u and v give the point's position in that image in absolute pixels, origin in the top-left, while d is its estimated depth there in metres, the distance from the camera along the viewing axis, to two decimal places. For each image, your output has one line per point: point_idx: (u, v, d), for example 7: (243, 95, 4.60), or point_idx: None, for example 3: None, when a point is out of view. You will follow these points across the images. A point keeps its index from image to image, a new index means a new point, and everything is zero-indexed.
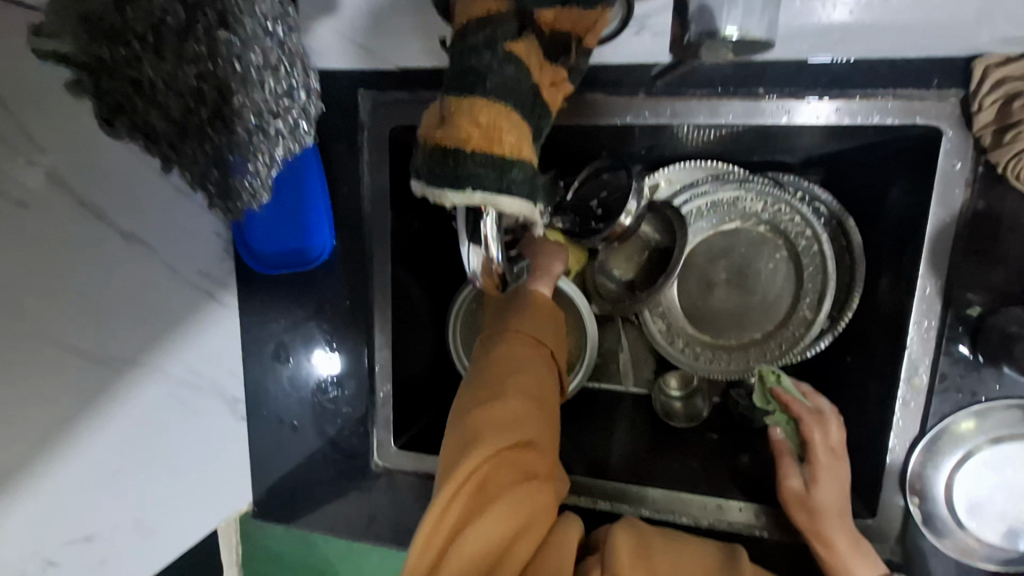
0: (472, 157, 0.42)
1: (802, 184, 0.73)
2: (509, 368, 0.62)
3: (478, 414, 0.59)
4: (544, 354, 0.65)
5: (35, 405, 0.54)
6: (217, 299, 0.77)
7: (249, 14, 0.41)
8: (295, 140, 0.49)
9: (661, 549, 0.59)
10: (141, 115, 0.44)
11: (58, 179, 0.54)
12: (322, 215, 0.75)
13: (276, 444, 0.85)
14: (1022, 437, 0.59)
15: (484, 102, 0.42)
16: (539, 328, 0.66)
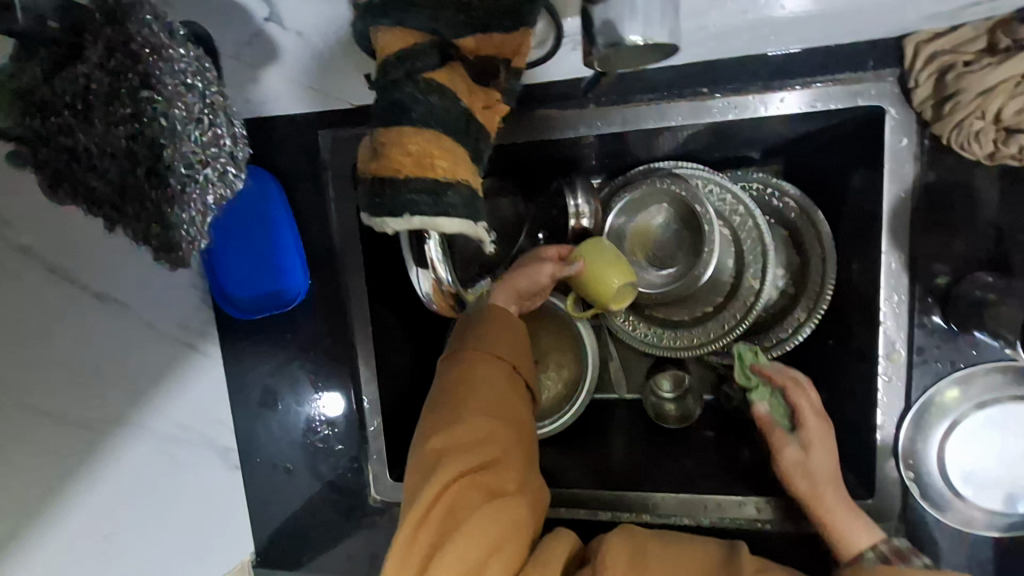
0: (406, 184, 0.43)
1: (767, 180, 0.78)
2: (467, 388, 0.63)
3: (439, 439, 0.61)
4: (503, 368, 0.65)
5: (19, 477, 0.54)
6: (199, 350, 0.77)
7: (171, 74, 0.41)
8: (229, 187, 0.45)
9: (653, 557, 0.59)
10: (79, 183, 0.41)
11: (25, 250, 0.55)
12: (296, 256, 0.76)
13: (272, 490, 0.84)
14: (1006, 399, 0.59)
15: (414, 131, 0.44)
16: (493, 343, 0.66)
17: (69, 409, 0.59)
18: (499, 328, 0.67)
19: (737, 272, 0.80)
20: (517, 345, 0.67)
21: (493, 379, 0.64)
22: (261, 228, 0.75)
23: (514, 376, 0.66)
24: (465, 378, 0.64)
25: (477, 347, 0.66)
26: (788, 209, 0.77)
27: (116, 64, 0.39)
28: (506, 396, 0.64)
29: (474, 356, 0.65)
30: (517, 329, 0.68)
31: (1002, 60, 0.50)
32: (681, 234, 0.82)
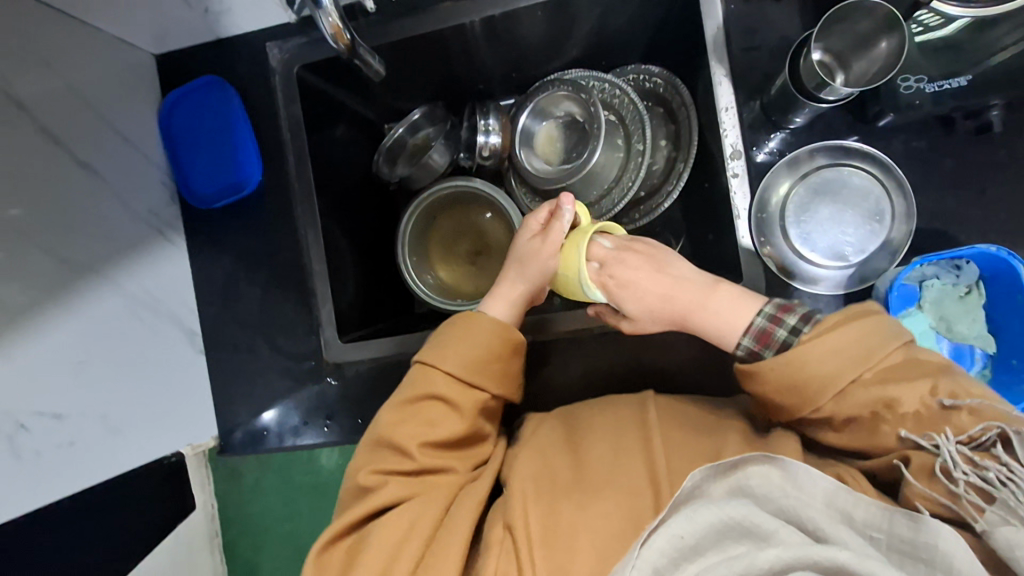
0: None
1: (637, 69, 0.97)
2: (425, 397, 0.68)
3: (374, 472, 0.65)
4: (463, 389, 0.68)
5: (19, 282, 0.63)
6: (164, 238, 0.89)
7: None
8: None
9: (572, 499, 0.59)
10: None
11: (25, 105, 0.66)
12: (252, 150, 0.90)
13: (237, 370, 0.94)
14: (822, 174, 0.74)
15: None
16: (429, 354, 0.70)
17: (57, 246, 0.69)
18: (468, 342, 0.69)
19: (626, 145, 0.96)
20: (479, 354, 0.69)
21: (451, 403, 0.68)
22: (222, 130, 0.90)
23: (477, 403, 0.69)
24: (424, 393, 0.68)
25: (438, 357, 0.69)
26: (658, 86, 0.96)
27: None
28: (460, 427, 0.67)
29: (434, 373, 0.69)
30: (495, 334, 0.70)
31: None
32: (577, 127, 1.00)
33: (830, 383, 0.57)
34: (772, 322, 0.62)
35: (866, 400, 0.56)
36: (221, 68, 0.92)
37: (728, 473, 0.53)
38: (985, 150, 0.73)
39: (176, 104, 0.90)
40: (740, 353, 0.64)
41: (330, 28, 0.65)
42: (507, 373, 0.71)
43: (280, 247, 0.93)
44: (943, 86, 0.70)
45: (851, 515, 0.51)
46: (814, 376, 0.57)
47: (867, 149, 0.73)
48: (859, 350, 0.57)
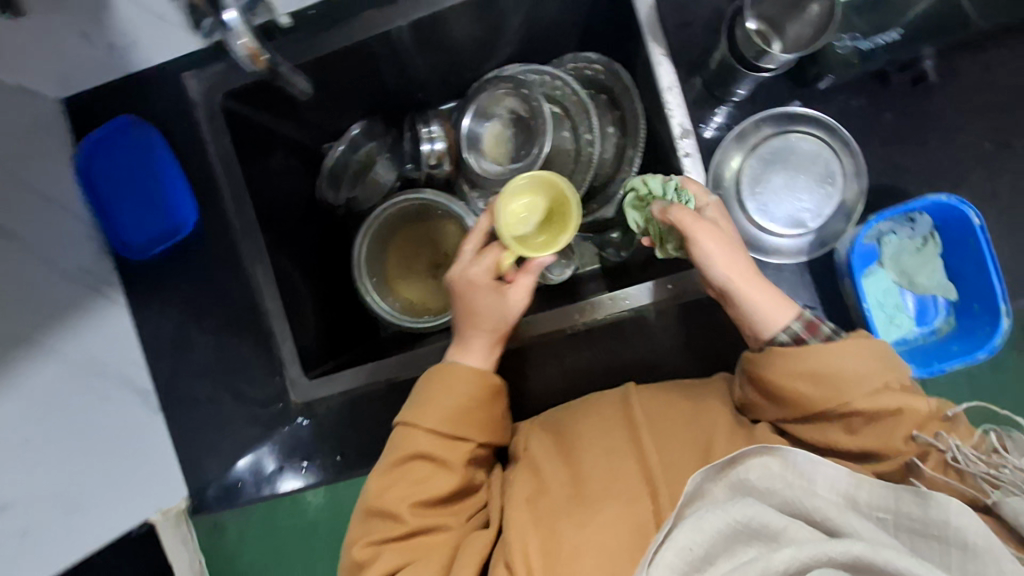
0: None
1: (575, 57, 0.95)
2: (411, 458, 0.65)
3: (369, 545, 0.63)
4: (449, 446, 0.65)
5: None
6: (102, 295, 0.83)
7: None
8: None
9: (568, 524, 0.57)
10: None
11: None
12: (183, 191, 0.84)
13: (202, 422, 0.88)
14: (768, 144, 0.74)
15: None
16: (406, 414, 0.67)
17: None
18: (443, 397, 0.66)
19: (574, 137, 0.95)
20: (461, 406, 0.66)
21: (439, 463, 0.65)
22: (147, 173, 0.84)
23: (465, 456, 0.66)
24: (408, 454, 0.65)
25: (416, 414, 0.66)
26: (599, 73, 0.94)
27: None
28: (452, 482, 0.65)
29: (416, 432, 0.66)
30: (474, 380, 0.68)
31: None
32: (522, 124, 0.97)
33: (846, 379, 0.58)
34: (812, 324, 0.62)
35: (873, 390, 0.58)
36: (138, 106, 0.86)
37: (725, 476, 0.53)
38: (922, 99, 0.74)
39: (92, 151, 0.82)
40: (786, 337, 0.60)
41: (245, 52, 0.62)
42: (494, 418, 0.69)
43: (229, 288, 0.87)
44: (876, 42, 0.69)
45: (856, 499, 0.52)
46: (850, 372, 0.57)
47: (813, 115, 0.73)
48: (881, 360, 0.58)
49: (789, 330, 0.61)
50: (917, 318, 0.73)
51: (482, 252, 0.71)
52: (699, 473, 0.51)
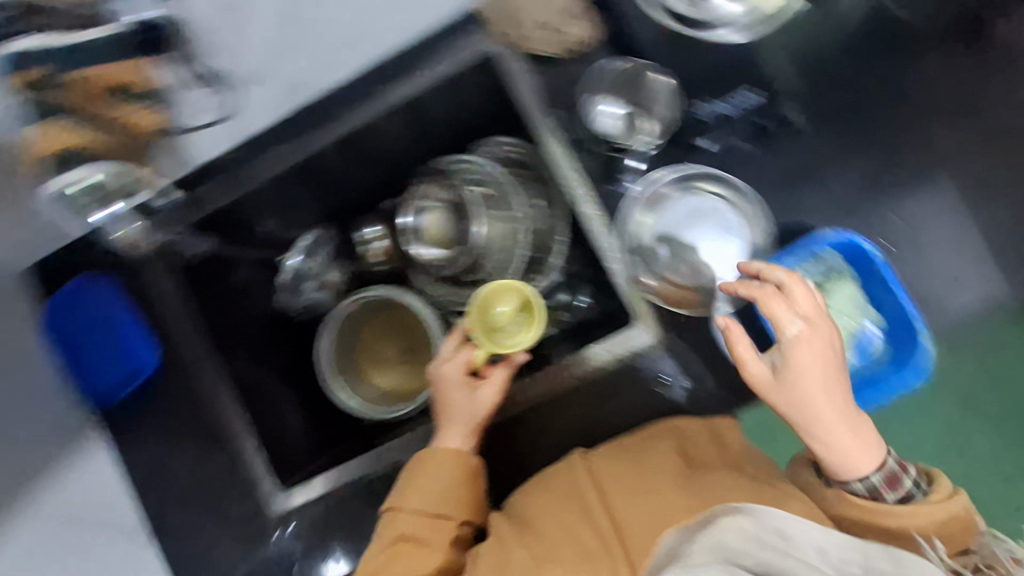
0: None
1: (491, 141, 0.98)
2: (399, 543, 0.75)
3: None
4: (432, 525, 0.76)
5: None
6: (74, 445, 0.87)
7: None
8: None
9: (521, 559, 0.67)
10: None
11: None
12: (139, 333, 0.91)
13: (184, 553, 0.89)
14: (669, 207, 0.85)
15: None
16: (400, 497, 0.78)
17: None
18: (425, 480, 0.78)
19: (507, 216, 0.96)
20: (445, 486, 0.78)
21: (426, 543, 0.75)
22: (105, 323, 0.90)
23: (447, 536, 0.76)
24: (399, 538, 0.76)
25: (402, 499, 0.78)
26: (519, 152, 0.96)
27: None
28: (437, 560, 0.74)
29: (400, 513, 0.77)
30: (453, 465, 0.79)
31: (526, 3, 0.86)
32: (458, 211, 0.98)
33: (851, 416, 0.68)
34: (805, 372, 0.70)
35: (857, 426, 0.68)
36: (99, 259, 0.93)
37: (707, 533, 0.58)
38: (789, 146, 0.81)
39: (58, 309, 0.90)
40: (860, 487, 0.68)
41: None
42: (474, 498, 0.79)
43: (195, 416, 0.92)
44: (728, 104, 0.82)
45: (827, 553, 0.57)
46: (827, 428, 0.68)
47: (704, 173, 0.83)
48: (866, 427, 0.68)
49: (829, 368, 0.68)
50: (854, 351, 0.83)
51: (459, 349, 0.85)
52: (690, 543, 0.56)
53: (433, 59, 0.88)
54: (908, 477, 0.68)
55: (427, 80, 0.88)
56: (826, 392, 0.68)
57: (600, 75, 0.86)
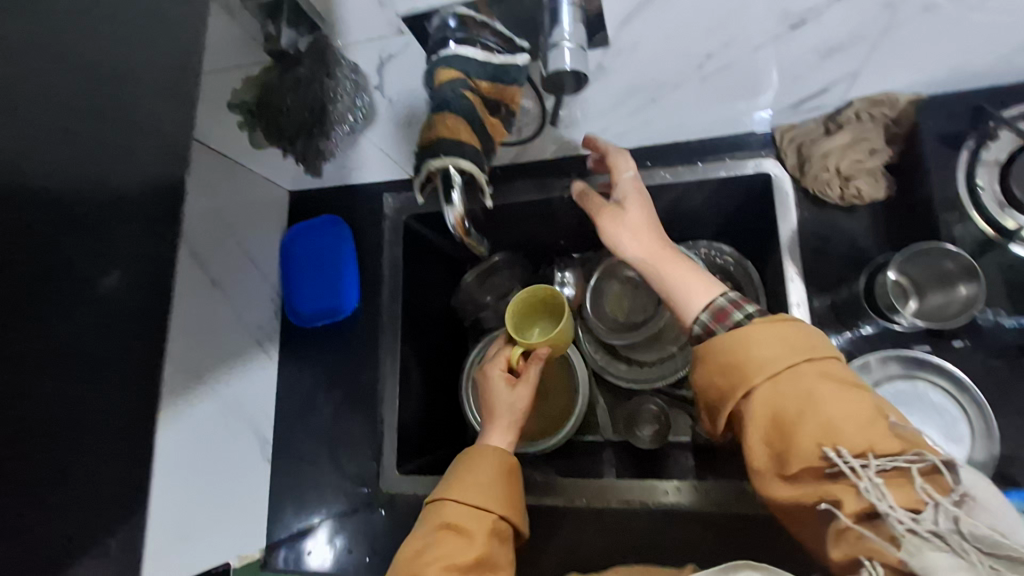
0: (442, 142, 0.61)
1: (708, 243, 1.00)
2: (441, 529, 0.71)
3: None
4: (476, 515, 0.72)
5: None
6: (263, 349, 0.98)
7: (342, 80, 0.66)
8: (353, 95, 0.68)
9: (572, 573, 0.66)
10: (279, 113, 0.67)
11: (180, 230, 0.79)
12: (354, 281, 1.01)
13: (296, 486, 0.97)
14: (895, 379, 0.75)
15: (451, 117, 0.61)
16: (444, 488, 0.76)
17: (178, 354, 0.78)
18: (473, 473, 0.76)
19: None
20: (488, 478, 0.76)
21: (465, 533, 0.70)
22: (332, 259, 1.01)
23: (486, 527, 0.71)
24: (442, 526, 0.71)
25: (451, 490, 0.75)
26: (728, 263, 0.98)
27: (312, 65, 0.64)
28: (476, 552, 0.68)
29: (445, 503, 0.74)
30: (495, 461, 0.78)
31: (832, 137, 0.77)
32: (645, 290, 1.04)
33: (790, 380, 0.55)
34: (732, 304, 0.62)
35: (847, 405, 0.52)
36: (346, 208, 1.05)
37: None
38: None
39: (299, 233, 1.03)
40: None
41: (452, 218, 0.62)
42: (513, 494, 0.76)
43: (356, 371, 1.00)
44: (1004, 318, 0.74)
45: None
46: (752, 357, 0.57)
47: (943, 364, 0.73)
48: (794, 340, 0.57)
49: (725, 295, 0.63)
50: None
51: (499, 351, 0.88)
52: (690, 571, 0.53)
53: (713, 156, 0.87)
54: (861, 483, 0.49)
55: (697, 179, 0.86)
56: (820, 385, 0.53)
57: (934, 257, 0.72)
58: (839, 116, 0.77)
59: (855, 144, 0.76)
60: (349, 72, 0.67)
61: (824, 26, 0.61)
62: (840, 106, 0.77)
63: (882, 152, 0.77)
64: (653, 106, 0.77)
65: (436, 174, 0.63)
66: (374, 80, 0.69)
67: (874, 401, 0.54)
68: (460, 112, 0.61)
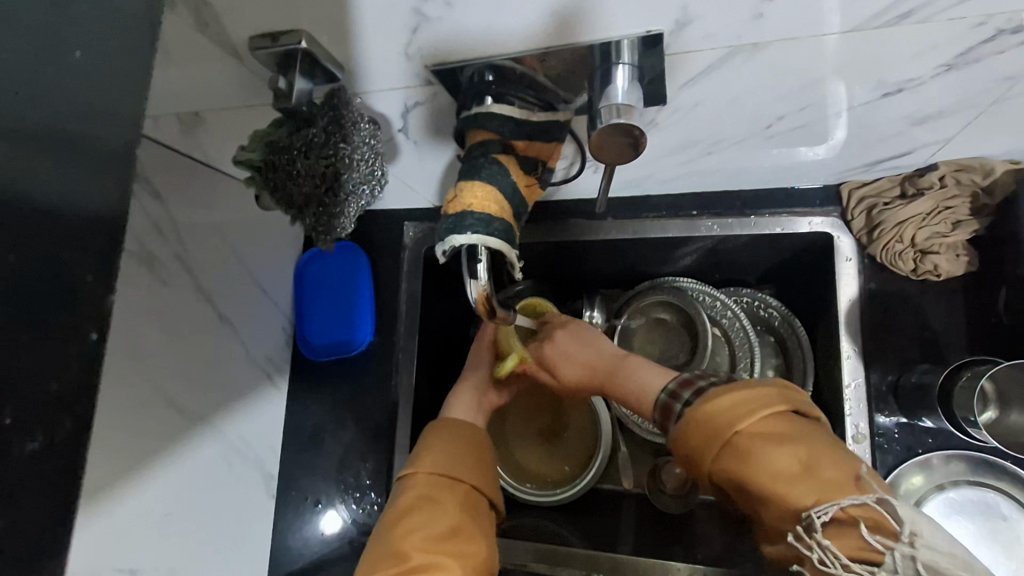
0: (472, 215, 0.54)
1: (754, 294, 0.90)
2: (415, 499, 0.65)
3: (378, 560, 0.60)
4: (448, 485, 0.67)
5: (132, 434, 0.66)
6: (273, 382, 0.94)
7: (356, 130, 0.58)
8: (369, 145, 0.60)
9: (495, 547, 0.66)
10: (283, 170, 0.57)
11: (188, 266, 0.74)
12: (368, 314, 0.97)
13: (303, 522, 0.94)
14: (958, 483, 0.69)
15: (483, 184, 0.54)
16: (412, 462, 0.70)
17: (178, 397, 0.73)
18: (442, 446, 0.72)
19: (730, 366, 0.87)
20: (459, 451, 0.71)
21: (437, 501, 0.65)
22: (348, 289, 0.97)
23: (458, 497, 0.66)
24: (414, 496, 0.66)
25: (421, 462, 0.69)
26: (773, 317, 0.89)
27: (329, 127, 0.56)
28: (448, 520, 0.63)
29: (416, 473, 0.68)
30: (464, 431, 0.75)
31: (908, 202, 0.69)
32: (685, 339, 0.88)
33: (732, 450, 0.52)
34: (672, 398, 0.61)
35: (785, 467, 0.49)
36: (364, 234, 0.99)
37: None
38: None
39: (314, 259, 0.98)
40: None
41: (475, 293, 0.55)
42: (485, 466, 0.72)
43: (368, 408, 0.96)
44: None
45: None
46: (702, 427, 0.54)
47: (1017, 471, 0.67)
48: (729, 405, 0.54)
49: (666, 391, 0.62)
50: None
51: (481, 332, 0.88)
52: None
53: (769, 211, 0.78)
54: (810, 552, 0.47)
55: (747, 233, 0.78)
56: (750, 445, 0.51)
57: None
58: (920, 179, 0.68)
59: (936, 212, 0.69)
60: (367, 133, 0.59)
61: (923, 93, 0.54)
62: (922, 168, 0.69)
63: (969, 225, 0.69)
64: (705, 158, 0.70)
65: (459, 248, 0.55)
66: (398, 123, 0.64)
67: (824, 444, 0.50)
68: (493, 182, 0.54)
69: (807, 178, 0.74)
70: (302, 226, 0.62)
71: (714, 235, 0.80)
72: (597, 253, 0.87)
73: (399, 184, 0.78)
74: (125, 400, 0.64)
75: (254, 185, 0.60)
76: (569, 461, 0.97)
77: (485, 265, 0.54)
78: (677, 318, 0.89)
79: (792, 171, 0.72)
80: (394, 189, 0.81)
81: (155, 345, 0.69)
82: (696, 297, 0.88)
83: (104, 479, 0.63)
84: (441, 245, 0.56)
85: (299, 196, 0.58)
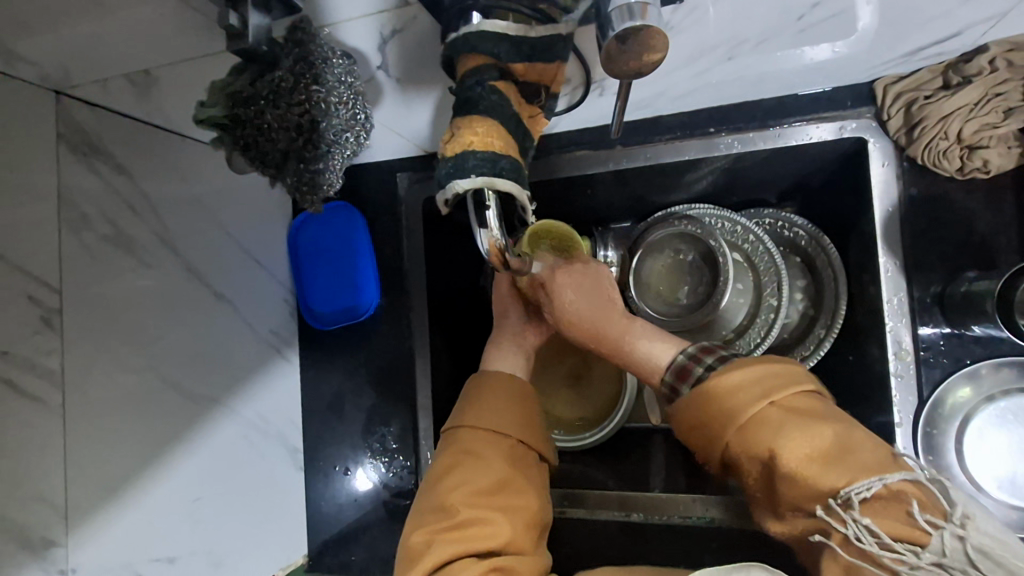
0: (473, 153, 0.47)
1: (778, 214, 0.84)
2: (459, 454, 0.65)
3: (424, 520, 0.61)
4: (494, 439, 0.66)
5: (137, 423, 0.63)
6: (283, 356, 0.91)
7: (322, 64, 0.51)
8: (345, 83, 0.53)
9: (540, 496, 0.65)
10: (252, 125, 0.50)
11: (170, 245, 0.68)
12: (371, 277, 0.92)
13: (336, 490, 0.94)
14: (1010, 391, 0.68)
15: (482, 117, 0.48)
16: (458, 416, 0.69)
17: (185, 382, 0.69)
18: (488, 399, 0.69)
19: (755, 293, 0.82)
20: (505, 405, 0.69)
21: (481, 456, 0.64)
22: (346, 252, 0.92)
23: (505, 452, 0.65)
24: (459, 450, 0.65)
25: (465, 417, 0.68)
26: (799, 237, 0.83)
27: (297, 68, 0.50)
28: (495, 476, 0.63)
29: (460, 429, 0.67)
30: (505, 383, 0.71)
31: (953, 93, 0.62)
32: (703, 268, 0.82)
33: (764, 429, 0.52)
34: (692, 360, 0.61)
35: (817, 445, 0.50)
36: (355, 191, 0.93)
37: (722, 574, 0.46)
38: None
39: (305, 224, 0.92)
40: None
41: (486, 244, 0.50)
42: (532, 418, 0.70)
43: (383, 373, 0.93)
44: None
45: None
46: (725, 405, 0.55)
47: None
48: (763, 382, 0.54)
49: (684, 352, 0.63)
50: None
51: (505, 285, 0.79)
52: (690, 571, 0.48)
53: (795, 119, 0.70)
54: (845, 529, 0.47)
55: (771, 147, 0.72)
56: (785, 420, 0.52)
57: None
58: (966, 66, 0.60)
59: (985, 101, 0.62)
60: (341, 70, 0.52)
61: None
62: (969, 52, 0.60)
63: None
64: (725, 66, 0.62)
65: (463, 195, 0.49)
66: (376, 60, 0.58)
67: (853, 430, 0.51)
68: (493, 114, 0.48)
69: (841, 79, 0.66)
70: (284, 188, 0.55)
71: (735, 153, 0.73)
72: (607, 184, 0.81)
73: (390, 132, 0.71)
74: (127, 389, 0.62)
75: (223, 147, 0.53)
76: (594, 403, 0.95)
77: (494, 212, 0.49)
78: (692, 247, 0.83)
79: (821, 71, 0.63)
80: (380, 138, 0.73)
81: (147, 331, 0.65)
82: (714, 224, 0.82)
83: (120, 472, 0.61)
84: (442, 192, 0.50)
85: (274, 152, 0.52)
